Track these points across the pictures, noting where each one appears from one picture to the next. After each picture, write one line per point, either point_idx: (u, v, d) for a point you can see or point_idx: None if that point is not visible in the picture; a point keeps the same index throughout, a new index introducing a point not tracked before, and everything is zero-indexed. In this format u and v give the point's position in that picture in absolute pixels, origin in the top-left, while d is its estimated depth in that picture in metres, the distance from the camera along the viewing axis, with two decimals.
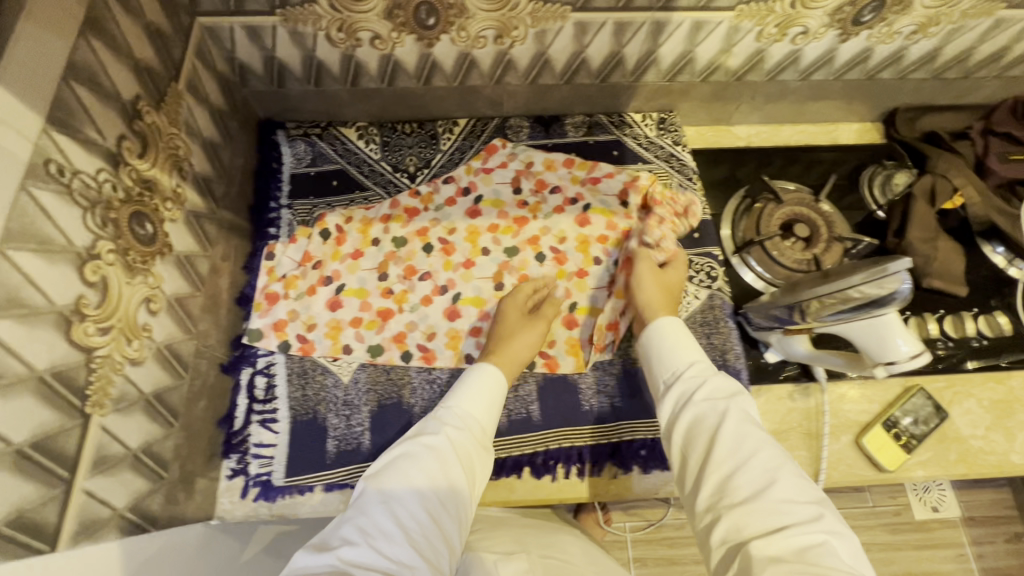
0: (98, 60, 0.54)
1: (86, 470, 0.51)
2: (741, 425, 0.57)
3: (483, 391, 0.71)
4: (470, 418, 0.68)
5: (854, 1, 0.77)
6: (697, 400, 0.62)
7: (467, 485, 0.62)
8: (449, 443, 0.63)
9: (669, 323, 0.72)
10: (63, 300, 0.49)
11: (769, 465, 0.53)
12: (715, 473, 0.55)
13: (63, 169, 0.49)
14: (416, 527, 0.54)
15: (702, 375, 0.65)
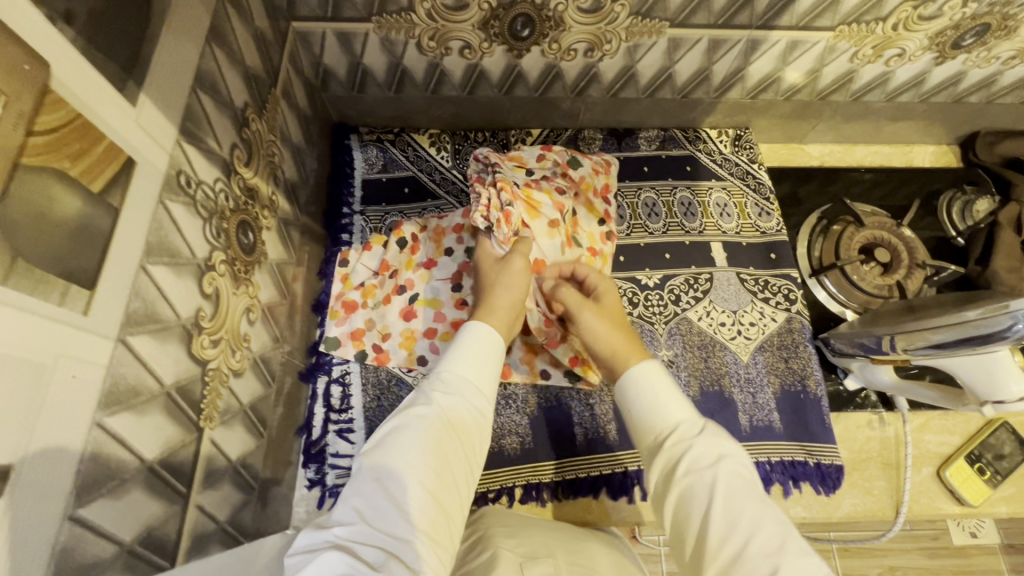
0: (218, 67, 0.53)
1: (199, 485, 0.50)
2: (730, 498, 0.48)
3: (477, 349, 0.61)
4: (465, 380, 0.57)
5: (958, 25, 0.75)
6: (680, 477, 0.51)
7: (466, 454, 0.53)
8: (442, 410, 0.54)
9: (650, 371, 0.60)
10: (186, 313, 0.48)
11: (768, 548, 0.44)
12: (711, 564, 0.45)
13: (190, 179, 0.48)
14: (410, 501, 0.46)
15: (685, 440, 0.54)
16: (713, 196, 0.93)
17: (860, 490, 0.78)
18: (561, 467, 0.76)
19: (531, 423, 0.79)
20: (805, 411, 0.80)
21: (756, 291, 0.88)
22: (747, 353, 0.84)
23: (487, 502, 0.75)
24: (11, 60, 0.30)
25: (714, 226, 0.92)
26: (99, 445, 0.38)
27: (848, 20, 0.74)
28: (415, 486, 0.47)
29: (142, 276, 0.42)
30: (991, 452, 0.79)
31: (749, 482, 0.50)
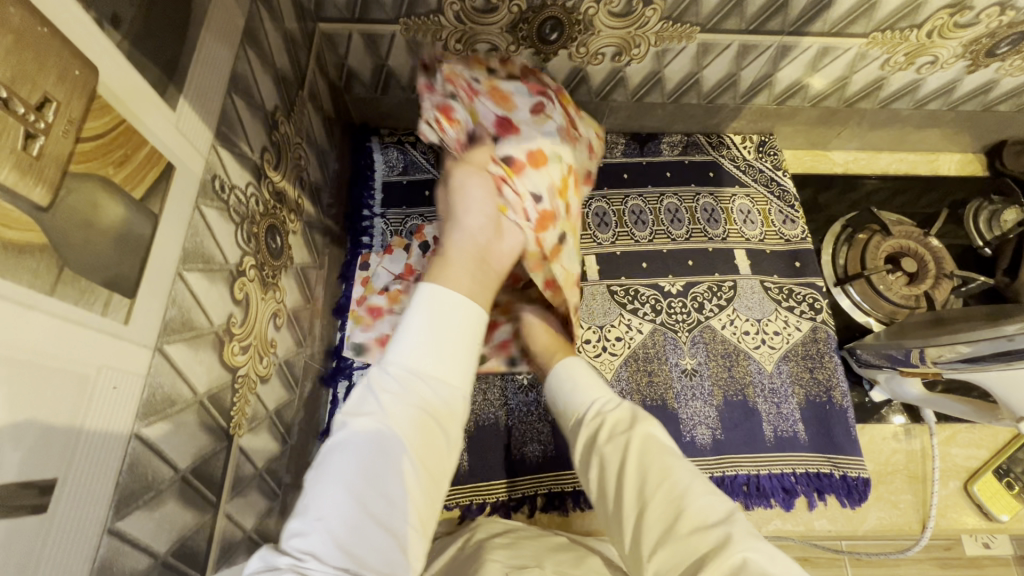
0: (251, 70, 0.53)
1: (228, 494, 0.50)
2: (645, 456, 0.47)
3: (435, 325, 0.46)
4: (421, 374, 0.44)
5: (993, 33, 0.74)
6: (600, 444, 0.50)
7: (429, 463, 0.42)
8: (393, 418, 0.41)
9: (570, 366, 0.61)
10: (218, 320, 0.47)
11: (677, 491, 0.43)
12: (630, 515, 0.44)
13: (224, 184, 0.48)
14: (361, 537, 0.35)
15: (602, 412, 0.53)
16: (736, 203, 0.92)
17: (886, 504, 0.77)
18: None
19: (554, 431, 0.77)
20: (830, 422, 0.79)
21: (780, 299, 0.87)
22: (771, 363, 0.82)
23: (510, 510, 0.74)
24: (62, 65, 0.30)
25: (738, 233, 0.90)
26: (137, 457, 0.37)
27: (881, 27, 0.73)
28: (366, 520, 0.36)
29: (178, 282, 0.41)
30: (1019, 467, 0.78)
31: (664, 439, 0.49)
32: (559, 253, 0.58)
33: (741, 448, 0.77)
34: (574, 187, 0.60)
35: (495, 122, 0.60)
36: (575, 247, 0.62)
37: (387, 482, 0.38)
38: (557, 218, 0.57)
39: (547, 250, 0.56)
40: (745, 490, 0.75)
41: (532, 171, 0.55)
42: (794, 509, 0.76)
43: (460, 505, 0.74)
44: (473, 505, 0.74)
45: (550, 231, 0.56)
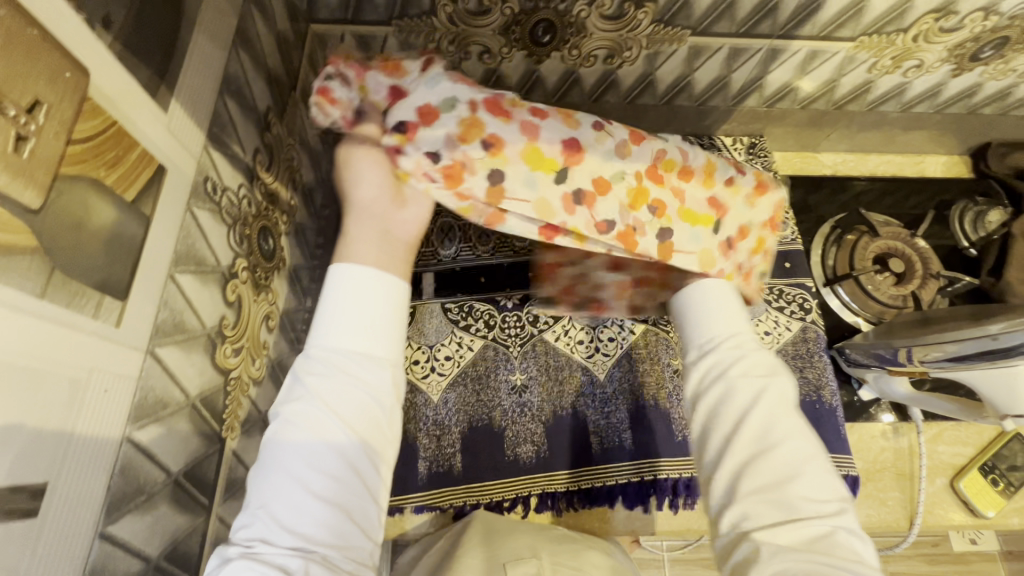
0: (243, 71, 0.52)
1: (220, 496, 0.50)
2: (774, 410, 0.45)
3: (357, 301, 0.42)
4: (347, 351, 0.41)
5: (977, 38, 0.75)
6: (732, 376, 0.46)
7: (371, 435, 0.40)
8: (322, 401, 0.39)
9: (719, 291, 0.53)
10: (210, 323, 0.47)
11: (797, 454, 0.43)
12: (737, 454, 0.44)
13: (216, 186, 0.48)
14: (309, 515, 0.36)
15: (743, 348, 0.49)
16: None
17: (874, 501, 0.78)
18: (579, 476, 0.76)
19: (547, 431, 0.78)
20: (820, 422, 0.79)
21: (770, 299, 0.87)
22: None
23: (504, 511, 0.74)
24: (53, 67, 0.30)
25: None
26: (129, 460, 0.37)
27: (869, 31, 0.74)
28: (310, 499, 0.36)
29: (170, 284, 0.41)
30: (1004, 463, 0.79)
31: (790, 400, 0.47)
32: (508, 198, 0.49)
33: None
34: (502, 116, 0.49)
35: (387, 94, 0.50)
36: (536, 175, 0.50)
37: (325, 462, 0.37)
38: (476, 169, 0.48)
39: (480, 200, 0.49)
40: None
41: (426, 130, 0.47)
42: None
43: (454, 506, 0.74)
44: (467, 506, 0.74)
45: (470, 181, 0.48)
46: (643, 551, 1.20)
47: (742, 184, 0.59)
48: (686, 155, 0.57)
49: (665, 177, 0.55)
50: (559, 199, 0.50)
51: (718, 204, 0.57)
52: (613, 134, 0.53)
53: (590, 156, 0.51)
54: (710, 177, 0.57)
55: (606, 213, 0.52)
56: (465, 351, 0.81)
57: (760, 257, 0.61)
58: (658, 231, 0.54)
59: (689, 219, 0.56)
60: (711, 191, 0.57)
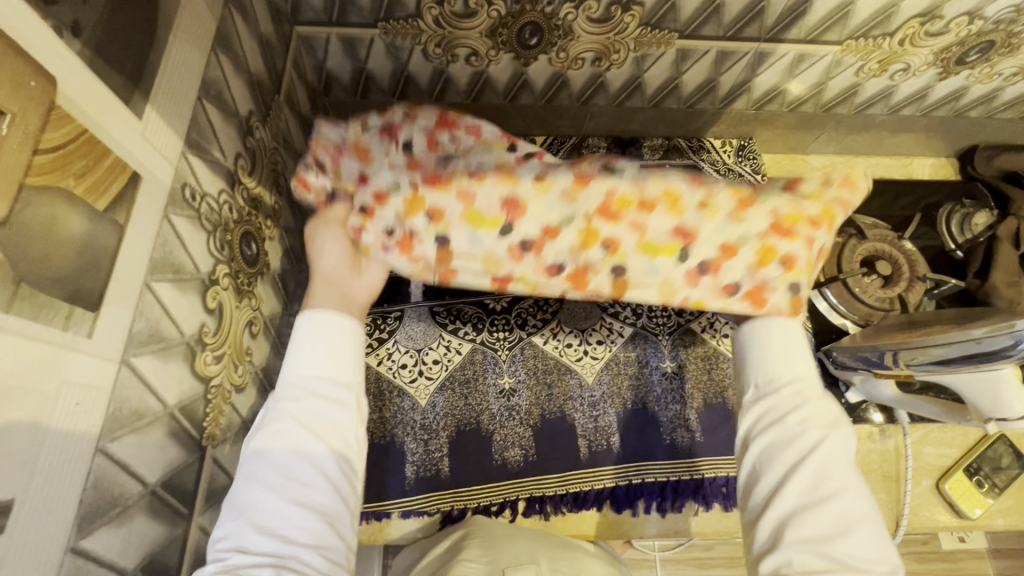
0: (224, 75, 0.52)
1: (201, 506, 0.49)
2: (830, 464, 0.44)
3: (321, 333, 0.44)
4: (314, 375, 0.43)
5: (963, 42, 0.76)
6: (787, 424, 0.46)
7: (343, 450, 0.42)
8: (291, 419, 0.41)
9: (784, 326, 0.50)
10: (190, 330, 0.47)
11: (850, 512, 0.42)
12: (786, 501, 0.44)
13: (195, 193, 0.47)
14: (287, 521, 0.38)
15: (805, 395, 0.47)
16: None
17: None
18: (567, 480, 0.76)
19: (535, 435, 0.78)
20: None
21: None
22: None
23: (491, 515, 0.75)
24: (17, 77, 0.29)
25: None
26: (102, 473, 0.36)
27: (855, 35, 0.74)
28: (287, 505, 0.38)
29: (146, 294, 0.40)
30: (989, 465, 0.80)
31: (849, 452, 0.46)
32: (453, 257, 0.49)
33: (720, 449, 0.78)
34: (437, 185, 0.46)
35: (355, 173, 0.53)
36: (479, 234, 0.47)
37: (298, 473, 0.39)
38: (423, 235, 0.48)
39: (433, 262, 0.49)
40: (725, 491, 0.76)
41: (376, 204, 0.48)
42: None
43: (442, 511, 0.74)
44: (455, 511, 0.74)
45: (420, 249, 0.49)
46: (635, 551, 1.20)
47: (718, 201, 0.47)
48: (643, 178, 0.46)
49: (621, 213, 0.46)
50: (506, 250, 0.48)
51: (688, 230, 0.47)
52: (557, 178, 0.46)
53: (532, 203, 0.46)
54: (679, 202, 0.46)
55: (556, 256, 0.49)
56: (453, 354, 0.81)
57: (781, 267, 0.48)
58: (614, 268, 0.49)
59: (649, 252, 0.48)
60: (680, 217, 0.47)
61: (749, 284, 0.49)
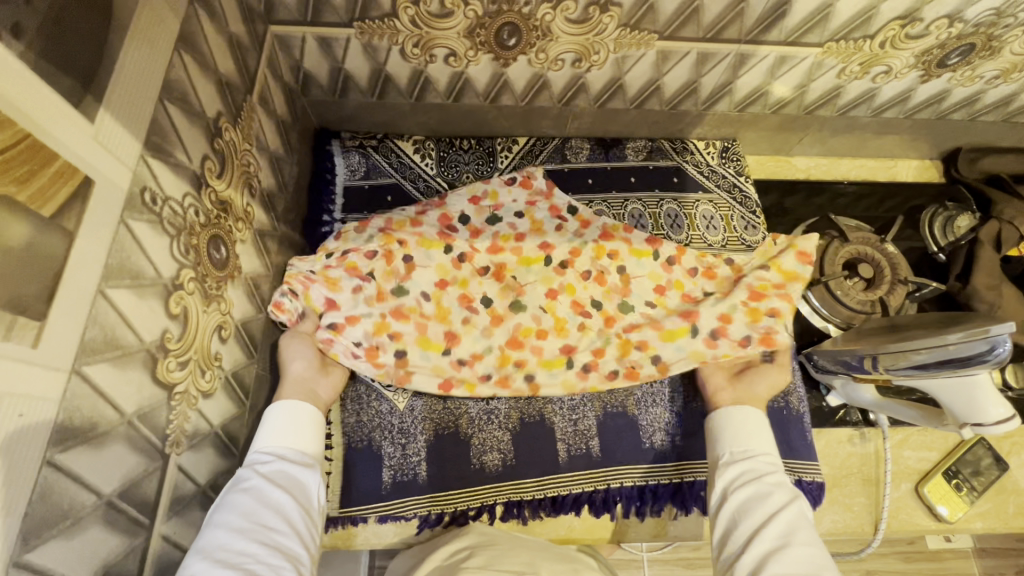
0: (188, 76, 0.51)
1: (164, 515, 0.48)
2: (796, 519, 0.55)
3: (291, 416, 0.61)
4: (286, 447, 0.58)
5: (944, 45, 0.75)
6: (762, 481, 0.59)
7: (305, 506, 0.55)
8: (263, 476, 0.54)
9: (751, 414, 0.67)
10: (150, 337, 0.46)
11: (815, 557, 0.52)
12: (764, 542, 0.54)
13: (156, 197, 0.46)
14: (249, 556, 0.47)
15: (774, 466, 0.62)
16: (699, 209, 0.92)
17: (840, 507, 0.79)
18: (544, 485, 0.76)
19: (513, 439, 0.77)
20: (788, 428, 0.79)
21: None
22: None
23: (469, 519, 0.74)
24: None
25: (700, 238, 0.91)
26: (50, 485, 0.36)
27: (836, 36, 0.73)
28: (252, 543, 0.48)
29: (99, 301, 0.40)
30: (967, 468, 0.80)
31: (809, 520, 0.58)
32: (410, 365, 0.77)
33: (701, 453, 0.78)
34: (401, 319, 0.78)
35: (324, 302, 0.75)
36: (428, 354, 0.78)
37: (263, 515, 0.50)
38: (387, 348, 0.76)
39: (392, 369, 0.76)
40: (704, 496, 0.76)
41: (351, 327, 0.75)
42: None
43: (418, 515, 0.74)
44: (432, 515, 0.74)
45: (383, 358, 0.76)
46: (622, 552, 1.21)
47: (592, 322, 0.83)
48: (539, 318, 0.82)
49: (525, 340, 0.81)
50: (447, 363, 0.78)
51: (570, 348, 0.81)
52: (478, 320, 0.81)
53: (464, 338, 0.80)
54: (562, 328, 0.82)
55: (483, 370, 0.79)
56: None
57: (639, 350, 0.80)
58: (524, 376, 0.79)
59: (547, 365, 0.79)
60: (565, 338, 0.81)
61: (623, 368, 0.80)
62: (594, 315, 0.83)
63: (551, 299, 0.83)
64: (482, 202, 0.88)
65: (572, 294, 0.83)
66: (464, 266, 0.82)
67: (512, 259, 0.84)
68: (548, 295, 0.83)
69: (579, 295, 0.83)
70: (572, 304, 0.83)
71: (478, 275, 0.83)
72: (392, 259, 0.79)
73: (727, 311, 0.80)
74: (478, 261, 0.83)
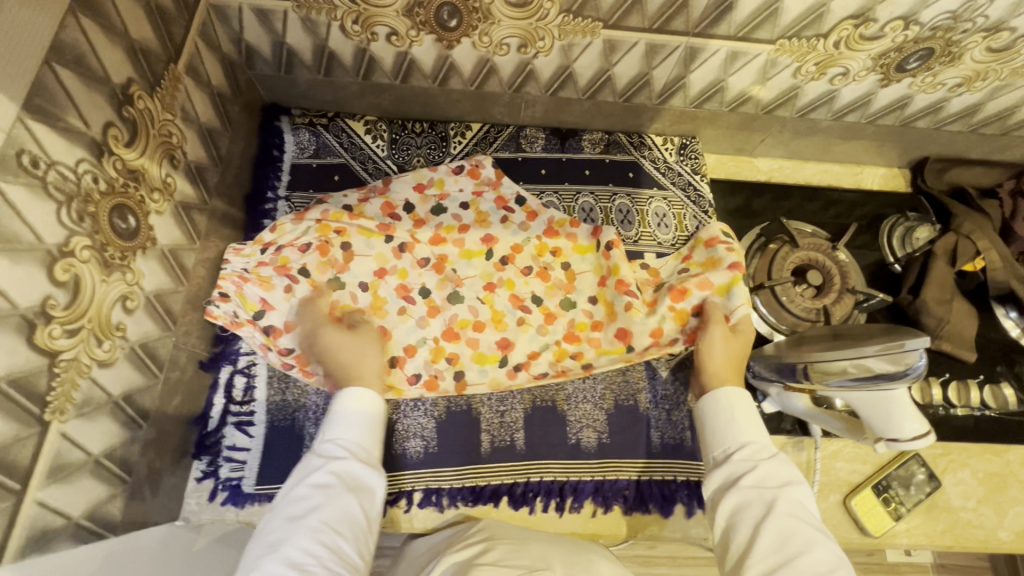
0: (88, 40, 0.50)
1: (41, 481, 0.49)
2: (787, 519, 0.56)
3: (357, 414, 0.67)
4: (353, 445, 0.64)
5: (901, 48, 0.73)
6: (742, 484, 0.60)
7: (364, 507, 0.59)
8: (330, 474, 0.60)
9: (731, 392, 0.69)
10: (27, 302, 0.45)
11: (817, 565, 0.53)
12: (761, 560, 0.54)
13: (37, 159, 0.45)
14: (314, 556, 0.52)
15: (753, 459, 0.63)
16: (652, 206, 0.91)
17: None
18: (464, 475, 0.75)
19: (437, 426, 0.77)
20: None
21: None
22: (666, 369, 0.82)
23: (385, 504, 0.73)
24: None
25: (650, 236, 0.89)
26: None
27: (788, 33, 0.71)
28: (316, 544, 0.53)
29: None
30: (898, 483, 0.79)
31: (804, 507, 0.58)
32: None
33: (626, 453, 0.78)
34: (335, 322, 0.79)
35: (259, 300, 0.75)
36: None
37: (328, 515, 0.56)
38: None
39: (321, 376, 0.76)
40: (625, 495, 0.76)
41: (287, 335, 0.75)
42: (672, 516, 0.76)
43: None
44: None
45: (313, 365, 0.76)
46: None
47: (531, 319, 0.84)
48: (476, 312, 0.83)
49: (460, 332, 0.82)
50: None
51: (506, 345, 0.82)
52: (414, 310, 0.82)
53: (394, 333, 0.80)
54: (499, 321, 0.83)
55: (413, 369, 0.79)
56: None
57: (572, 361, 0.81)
58: (454, 375, 0.79)
59: (480, 360, 0.81)
60: (502, 334, 0.82)
61: (553, 371, 0.81)
62: (534, 311, 0.84)
63: (488, 292, 0.84)
64: (428, 190, 0.87)
65: (511, 289, 0.84)
66: (403, 256, 0.83)
67: (453, 251, 0.85)
68: (486, 289, 0.84)
69: (518, 289, 0.85)
70: (511, 298, 0.84)
71: (417, 266, 0.83)
72: (328, 252, 0.79)
73: (657, 328, 0.79)
74: (419, 252, 0.84)
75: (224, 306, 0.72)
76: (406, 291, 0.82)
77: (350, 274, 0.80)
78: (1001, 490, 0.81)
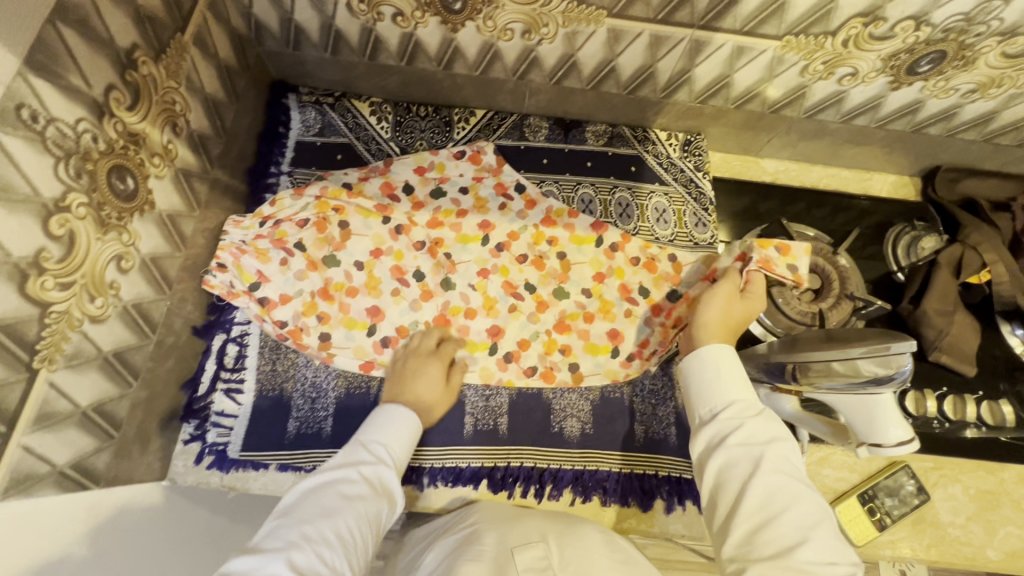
0: (92, 2, 0.51)
1: (27, 426, 0.51)
2: (773, 476, 0.49)
3: (405, 431, 0.67)
4: (397, 454, 0.64)
5: (911, 50, 0.71)
6: (729, 443, 0.52)
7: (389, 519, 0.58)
8: (374, 474, 0.59)
9: (714, 350, 0.61)
10: (20, 252, 0.47)
11: (802, 522, 0.47)
12: (744, 522, 0.48)
13: (36, 115, 0.47)
14: (350, 545, 0.51)
15: (739, 417, 0.55)
16: (652, 201, 0.91)
17: None
18: (445, 454, 0.75)
19: None
20: None
21: None
22: (654, 364, 0.82)
23: None
24: None
25: (648, 231, 0.89)
26: None
27: (794, 30, 0.70)
28: (353, 536, 0.52)
29: None
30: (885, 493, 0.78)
31: (793, 464, 0.52)
32: (334, 347, 0.78)
33: (609, 445, 0.78)
34: (328, 298, 0.79)
35: (256, 271, 0.76)
36: (353, 332, 0.79)
37: (367, 510, 0.55)
38: (311, 330, 0.78)
39: (315, 348, 0.77)
40: (606, 485, 0.76)
41: (281, 307, 0.77)
42: (651, 510, 0.76)
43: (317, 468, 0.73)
44: None
45: (307, 338, 0.77)
46: None
47: (522, 307, 0.84)
48: (468, 299, 0.83)
49: (451, 319, 0.82)
50: (371, 344, 0.79)
51: (496, 331, 0.82)
52: (408, 292, 0.82)
53: (389, 313, 0.81)
54: (491, 307, 0.83)
55: None
56: None
57: (560, 353, 0.82)
58: None
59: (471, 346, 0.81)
60: (494, 321, 0.83)
61: (541, 367, 0.81)
62: (526, 298, 0.84)
63: (481, 278, 0.84)
64: (428, 173, 0.88)
65: (505, 276, 0.85)
66: (399, 237, 0.84)
67: (450, 235, 0.85)
68: (480, 274, 0.84)
69: (511, 276, 0.85)
70: (503, 285, 0.84)
71: (413, 249, 0.84)
72: (324, 230, 0.80)
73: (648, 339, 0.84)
74: (415, 235, 0.85)
75: (221, 276, 0.73)
76: (403, 273, 0.83)
77: (347, 253, 0.81)
78: (992, 508, 0.79)
